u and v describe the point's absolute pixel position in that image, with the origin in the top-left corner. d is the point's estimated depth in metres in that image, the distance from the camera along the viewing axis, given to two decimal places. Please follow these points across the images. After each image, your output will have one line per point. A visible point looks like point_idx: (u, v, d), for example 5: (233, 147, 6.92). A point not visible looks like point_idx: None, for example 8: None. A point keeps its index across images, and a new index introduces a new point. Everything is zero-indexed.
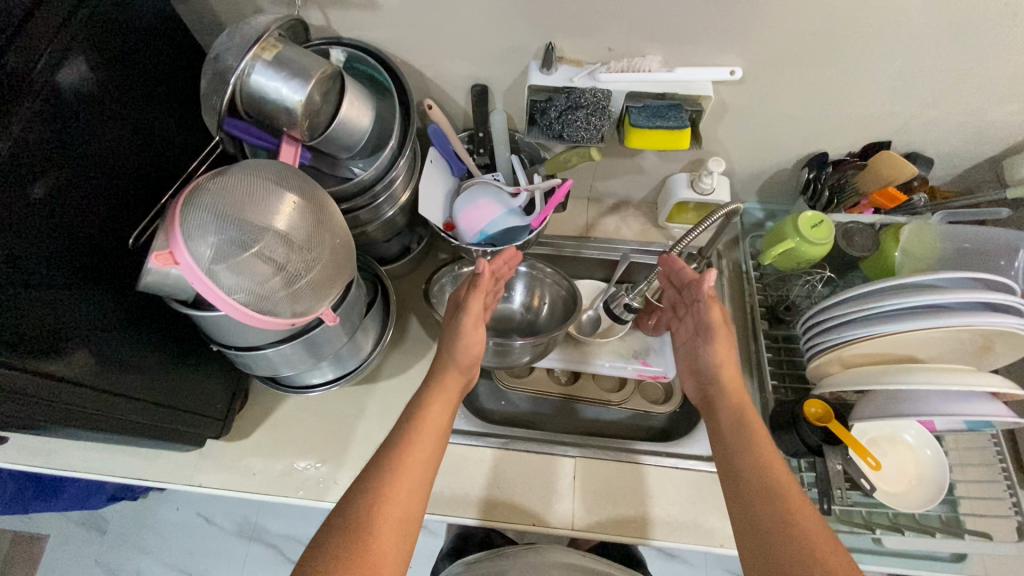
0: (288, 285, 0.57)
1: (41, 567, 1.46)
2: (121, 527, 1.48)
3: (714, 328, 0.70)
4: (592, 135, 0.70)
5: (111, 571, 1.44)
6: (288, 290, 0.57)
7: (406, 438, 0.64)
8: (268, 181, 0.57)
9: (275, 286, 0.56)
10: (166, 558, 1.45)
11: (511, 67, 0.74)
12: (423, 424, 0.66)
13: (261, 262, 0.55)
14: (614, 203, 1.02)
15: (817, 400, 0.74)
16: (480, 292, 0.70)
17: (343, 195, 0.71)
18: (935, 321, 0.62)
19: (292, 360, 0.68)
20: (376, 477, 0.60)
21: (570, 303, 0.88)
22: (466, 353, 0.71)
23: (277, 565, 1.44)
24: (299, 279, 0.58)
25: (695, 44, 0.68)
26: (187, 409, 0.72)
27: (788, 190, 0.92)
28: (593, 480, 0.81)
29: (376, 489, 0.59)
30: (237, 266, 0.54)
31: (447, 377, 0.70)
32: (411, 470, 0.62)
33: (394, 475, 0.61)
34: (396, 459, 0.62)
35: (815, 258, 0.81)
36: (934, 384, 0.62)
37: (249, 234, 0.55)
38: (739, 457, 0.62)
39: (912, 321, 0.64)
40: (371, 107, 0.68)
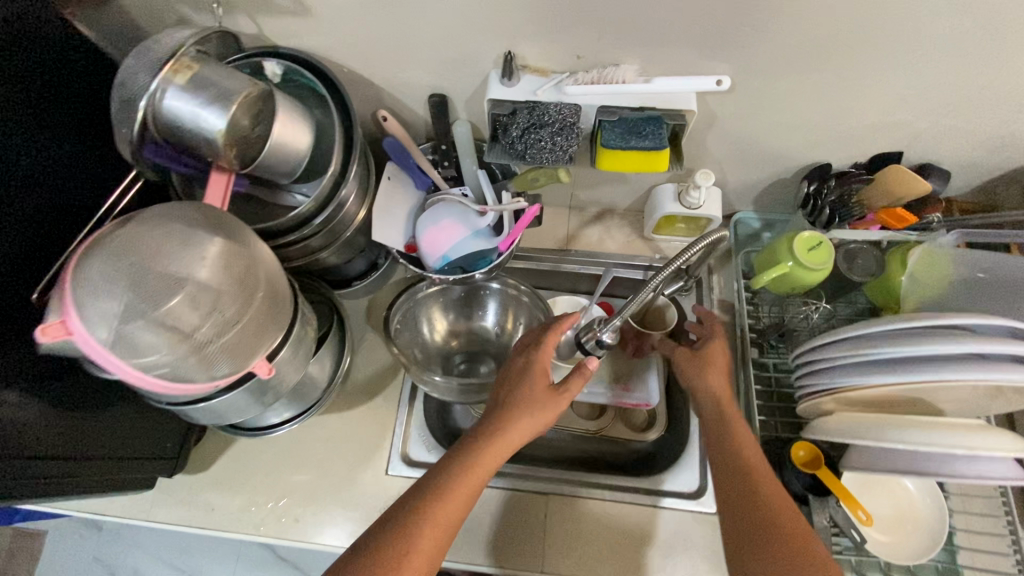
0: (199, 352, 0.50)
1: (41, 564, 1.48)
2: (114, 535, 1.48)
3: (706, 361, 0.70)
4: (558, 157, 0.64)
5: (109, 569, 1.46)
6: (200, 355, 0.50)
7: (447, 488, 0.61)
8: (178, 228, 0.51)
9: (179, 355, 0.49)
10: (162, 557, 1.46)
11: (471, 76, 0.66)
12: (454, 495, 0.60)
13: (164, 328, 0.48)
14: (598, 212, 0.93)
15: (807, 443, 0.69)
16: (581, 372, 0.67)
17: (281, 228, 0.64)
18: (924, 375, 0.56)
19: (238, 407, 0.63)
20: (402, 533, 0.58)
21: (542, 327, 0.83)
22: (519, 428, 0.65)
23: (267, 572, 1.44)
24: (213, 343, 0.51)
25: (675, 51, 0.59)
26: (130, 455, 0.67)
27: (787, 200, 0.84)
28: (565, 520, 0.76)
29: (405, 537, 0.57)
30: (139, 332, 0.47)
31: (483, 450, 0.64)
32: (443, 524, 0.59)
33: (426, 527, 0.58)
34: (411, 534, 0.57)
35: (812, 284, 0.73)
36: (924, 446, 0.56)
37: (150, 296, 0.48)
38: (727, 475, 0.62)
39: (895, 372, 0.58)
40: (309, 127, 0.61)
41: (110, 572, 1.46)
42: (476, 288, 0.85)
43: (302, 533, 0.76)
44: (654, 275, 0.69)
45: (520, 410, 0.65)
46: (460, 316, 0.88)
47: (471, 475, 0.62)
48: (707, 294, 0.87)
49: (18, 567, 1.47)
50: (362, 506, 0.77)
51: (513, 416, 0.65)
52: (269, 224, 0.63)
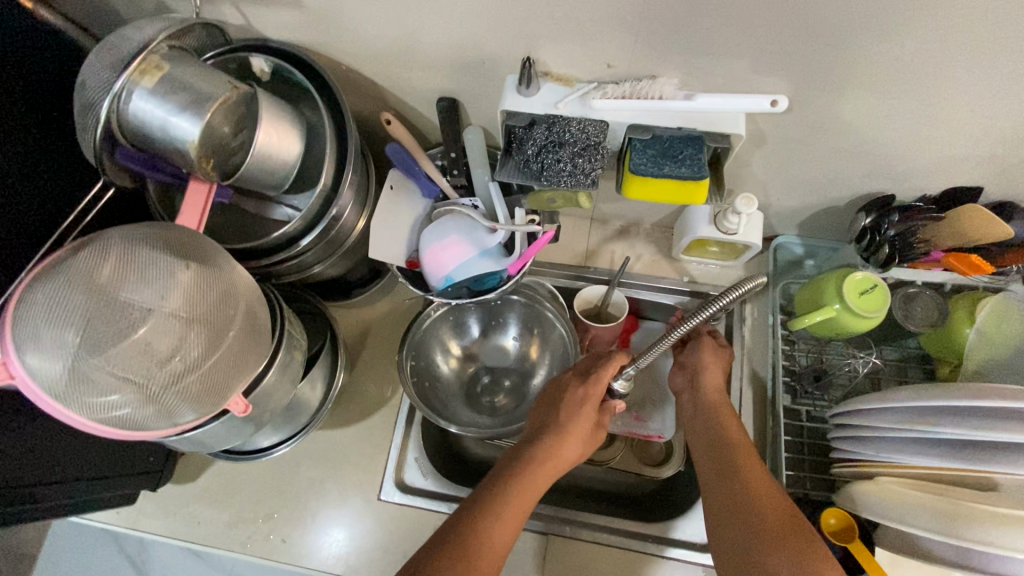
0: (153, 399, 0.45)
1: None
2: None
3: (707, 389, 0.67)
4: (579, 181, 0.55)
5: None
6: (154, 402, 0.45)
7: (504, 494, 0.56)
8: (142, 257, 0.46)
9: (131, 403, 0.44)
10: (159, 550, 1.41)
11: (485, 79, 0.58)
12: (509, 516, 0.55)
13: (118, 372, 0.44)
14: (622, 226, 0.85)
15: (839, 510, 0.61)
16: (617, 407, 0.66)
17: (273, 247, 0.58)
18: (952, 458, 0.51)
19: (217, 437, 0.58)
20: (456, 541, 0.52)
21: (568, 349, 0.77)
22: (569, 449, 0.61)
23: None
24: (170, 390, 0.46)
25: (723, 64, 0.50)
26: (108, 471, 0.64)
27: (837, 227, 0.74)
28: (564, 564, 0.70)
29: (458, 545, 0.52)
30: (90, 375, 0.43)
31: (530, 474, 0.58)
32: (500, 538, 0.54)
33: (482, 536, 0.53)
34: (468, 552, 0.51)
35: (860, 332, 0.65)
36: (941, 535, 0.49)
37: (106, 336, 0.44)
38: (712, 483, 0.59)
39: (923, 451, 0.52)
40: (299, 133, 0.54)
41: None
42: (495, 300, 0.79)
43: (287, 554, 0.73)
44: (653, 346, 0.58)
45: (566, 432, 0.62)
46: (478, 333, 0.82)
47: (530, 481, 0.58)
48: (737, 324, 0.79)
49: None
50: (349, 532, 0.73)
51: (562, 440, 0.61)
52: (255, 240, 0.57)
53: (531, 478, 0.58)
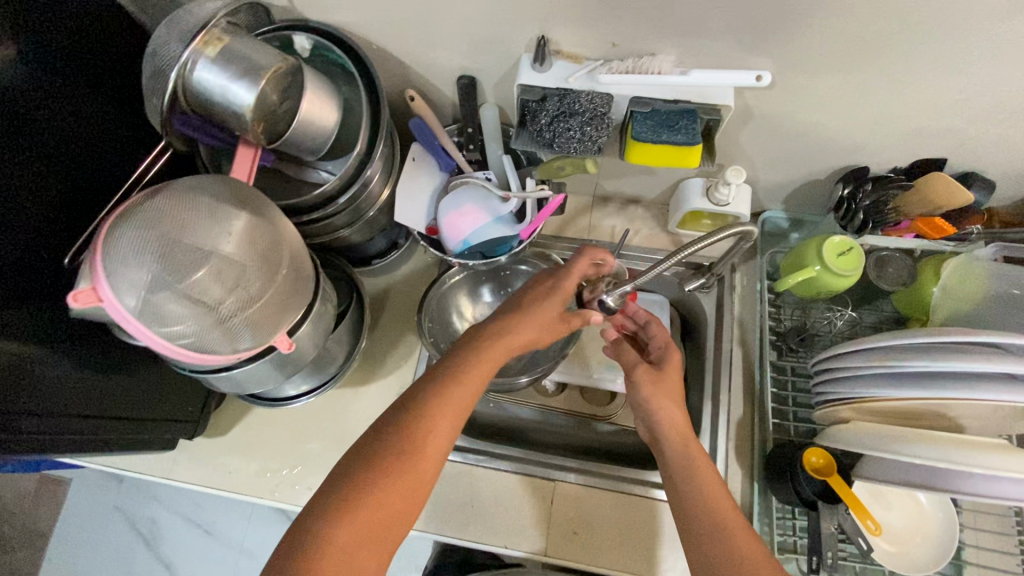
0: (220, 325, 0.51)
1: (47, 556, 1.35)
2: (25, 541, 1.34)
3: (663, 376, 0.68)
4: (586, 147, 0.62)
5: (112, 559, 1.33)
6: (222, 329, 0.51)
7: (451, 372, 0.59)
8: (208, 202, 0.51)
9: (200, 327, 0.50)
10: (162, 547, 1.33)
11: (502, 59, 0.65)
12: (464, 388, 0.58)
13: (191, 300, 0.49)
14: (621, 202, 0.91)
15: (819, 449, 0.68)
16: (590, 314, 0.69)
17: (310, 206, 0.64)
18: (921, 387, 0.59)
19: (257, 377, 0.63)
20: (409, 416, 0.56)
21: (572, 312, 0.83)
22: (522, 331, 0.63)
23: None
24: (235, 317, 0.51)
25: (714, 44, 0.57)
26: (152, 416, 0.70)
27: (818, 201, 0.81)
28: (571, 506, 0.77)
29: (407, 419, 0.55)
30: (167, 301, 0.48)
31: (488, 349, 0.61)
32: (446, 408, 0.57)
33: (430, 410, 0.56)
34: (421, 428, 0.55)
35: (839, 290, 0.72)
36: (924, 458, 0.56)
37: (178, 269, 0.49)
38: (680, 484, 0.61)
39: (897, 384, 0.61)
40: (338, 104, 0.61)
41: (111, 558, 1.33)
42: (505, 268, 0.86)
43: None
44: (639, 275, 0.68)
45: (524, 320, 0.63)
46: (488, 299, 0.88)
47: (479, 361, 0.60)
48: (728, 292, 0.86)
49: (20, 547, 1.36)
50: None
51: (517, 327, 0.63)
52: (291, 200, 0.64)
53: (479, 357, 0.60)
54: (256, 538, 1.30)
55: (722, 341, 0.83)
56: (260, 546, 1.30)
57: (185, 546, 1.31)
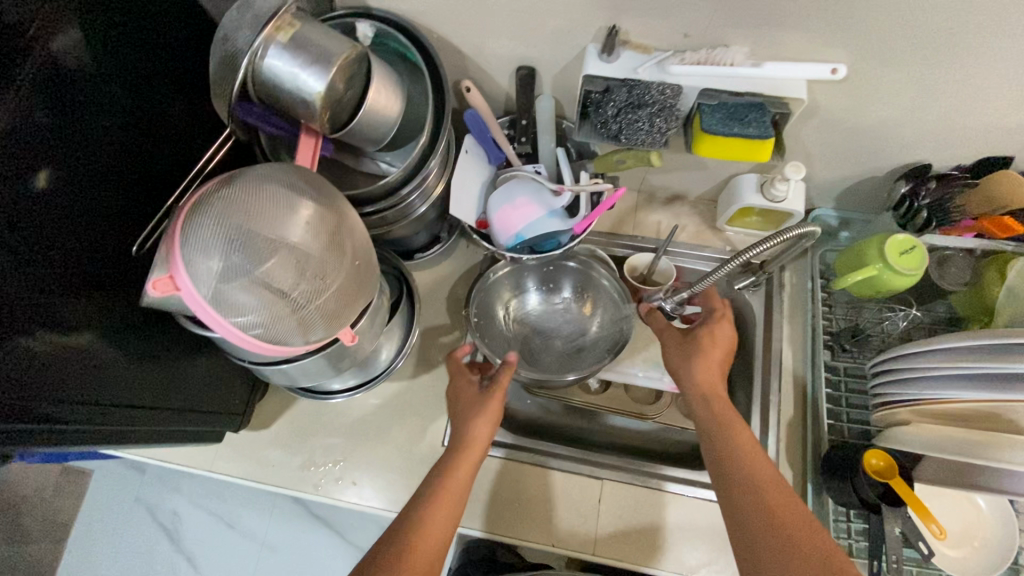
0: (292, 315, 0.50)
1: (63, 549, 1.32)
2: (42, 532, 1.32)
3: (701, 344, 0.67)
4: (654, 139, 0.62)
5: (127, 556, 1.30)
6: (295, 318, 0.50)
7: (444, 467, 0.62)
8: (281, 189, 0.50)
9: (274, 317, 0.49)
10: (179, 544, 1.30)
11: (566, 49, 0.64)
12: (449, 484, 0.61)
13: (265, 289, 0.48)
14: (667, 198, 0.90)
15: (880, 451, 0.67)
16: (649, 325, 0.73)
17: (368, 196, 0.63)
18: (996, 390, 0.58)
19: (311, 372, 0.61)
20: (413, 512, 0.59)
21: (622, 310, 0.82)
22: (484, 416, 0.65)
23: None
24: (308, 307, 0.50)
25: (791, 36, 0.56)
26: (201, 409, 0.69)
27: (872, 199, 0.80)
28: (619, 505, 0.75)
29: (418, 508, 0.59)
30: (243, 290, 0.47)
31: (471, 429, 0.65)
32: (451, 491, 0.60)
33: (434, 502, 0.59)
34: (420, 525, 0.57)
35: (899, 288, 0.71)
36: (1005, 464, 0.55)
37: (254, 257, 0.47)
38: (720, 442, 0.59)
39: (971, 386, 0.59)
40: (401, 95, 0.60)
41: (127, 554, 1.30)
42: (553, 264, 0.85)
43: (356, 496, 0.77)
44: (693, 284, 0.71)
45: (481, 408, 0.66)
46: (534, 294, 0.87)
47: (463, 443, 0.64)
48: (777, 290, 0.84)
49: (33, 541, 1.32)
50: (414, 476, 0.78)
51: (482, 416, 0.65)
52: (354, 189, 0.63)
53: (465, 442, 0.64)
54: (279, 533, 1.29)
55: (771, 340, 0.82)
56: (283, 541, 1.29)
57: (207, 541, 1.29)
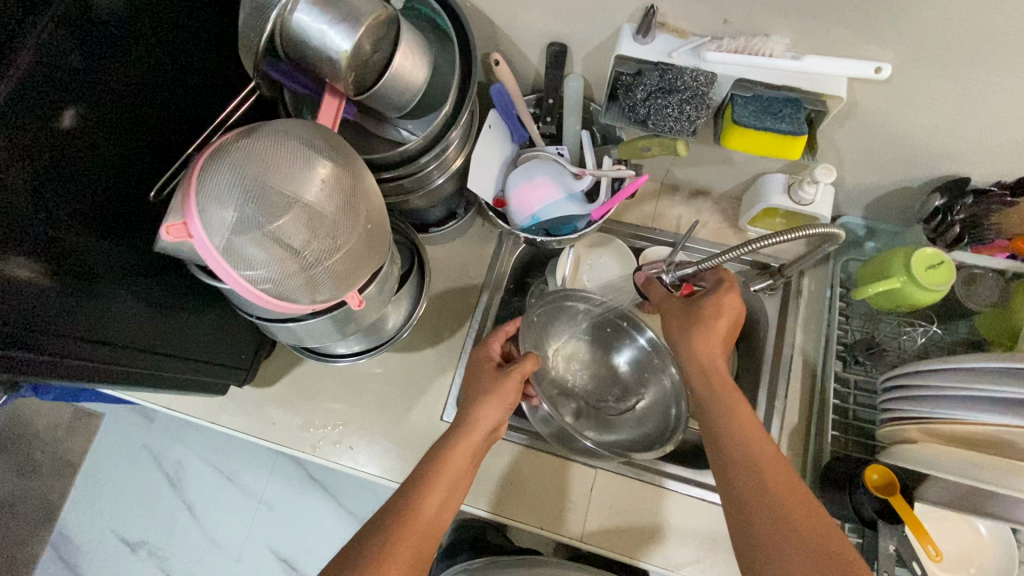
0: (302, 273, 0.50)
1: (70, 488, 1.36)
2: (52, 469, 1.37)
3: (704, 316, 0.64)
4: (682, 127, 0.60)
5: (132, 499, 1.34)
6: (304, 277, 0.50)
7: (451, 435, 0.63)
8: (300, 146, 0.49)
9: (281, 273, 0.49)
10: (181, 493, 1.34)
11: (600, 28, 0.62)
12: (450, 461, 0.61)
13: (276, 244, 0.48)
14: (690, 193, 0.88)
15: (881, 467, 0.65)
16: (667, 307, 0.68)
17: (386, 163, 0.62)
18: (1011, 416, 0.56)
19: (317, 334, 0.61)
20: (414, 485, 0.60)
21: (668, 423, 0.77)
22: (494, 402, 0.65)
23: (220, 544, 1.30)
24: (318, 266, 0.50)
25: (836, 30, 0.53)
26: (208, 361, 0.70)
27: (903, 210, 0.77)
28: (611, 496, 0.75)
29: (420, 481, 0.60)
30: (255, 243, 0.47)
31: (483, 405, 0.65)
32: (452, 466, 0.61)
33: (435, 474, 0.60)
34: (416, 500, 0.58)
35: (922, 304, 0.69)
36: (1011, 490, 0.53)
37: (269, 210, 0.47)
38: (717, 428, 0.59)
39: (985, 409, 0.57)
40: (427, 62, 0.59)
41: (131, 497, 1.34)
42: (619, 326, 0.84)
43: (353, 460, 0.78)
44: (703, 261, 0.66)
45: (490, 394, 0.66)
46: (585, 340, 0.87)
47: (473, 420, 0.64)
48: (794, 296, 0.82)
49: (41, 478, 1.37)
50: (410, 447, 0.79)
51: (490, 401, 0.65)
52: (396, 168, 0.63)
53: (472, 421, 0.64)
54: (277, 491, 1.32)
55: (782, 346, 0.80)
56: (280, 500, 1.31)
57: (208, 492, 1.33)
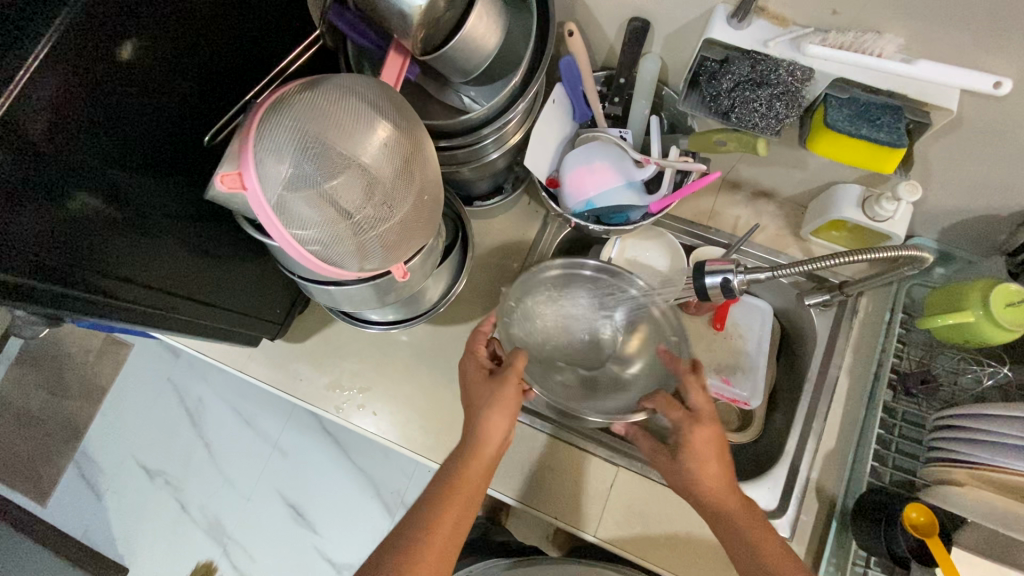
0: (352, 239, 0.48)
1: (98, 411, 1.41)
2: (83, 389, 1.42)
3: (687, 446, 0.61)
4: (767, 123, 0.56)
5: (153, 428, 1.39)
6: (353, 243, 0.48)
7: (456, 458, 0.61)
8: (364, 104, 0.47)
9: (330, 236, 0.47)
10: (200, 429, 1.37)
11: (690, 7, 0.57)
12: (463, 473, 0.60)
13: (330, 207, 0.46)
14: (751, 193, 0.83)
15: (923, 506, 0.62)
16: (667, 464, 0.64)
17: (443, 131, 0.60)
18: None
19: (356, 300, 0.60)
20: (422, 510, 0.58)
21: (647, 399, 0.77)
22: (496, 418, 0.62)
23: (233, 482, 1.34)
24: (369, 233, 0.48)
25: (958, 36, 0.48)
26: (247, 312, 0.70)
27: (987, 239, 0.71)
28: (630, 495, 0.73)
29: (426, 507, 0.58)
30: (309, 204, 0.45)
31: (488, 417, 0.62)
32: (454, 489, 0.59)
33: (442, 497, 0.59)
34: (428, 523, 0.57)
35: (994, 343, 0.64)
36: None
37: (326, 169, 0.45)
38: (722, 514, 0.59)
39: None
40: (501, 27, 0.55)
41: (153, 427, 1.39)
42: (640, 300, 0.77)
43: (374, 425, 0.78)
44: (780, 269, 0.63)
45: (493, 406, 0.62)
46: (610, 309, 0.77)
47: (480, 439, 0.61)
48: (848, 315, 0.78)
49: (72, 397, 1.41)
50: (432, 420, 0.78)
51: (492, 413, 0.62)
52: (450, 135, 0.61)
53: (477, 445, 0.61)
54: (292, 438, 1.35)
55: (827, 366, 0.76)
56: (294, 448, 1.34)
57: (227, 431, 1.36)
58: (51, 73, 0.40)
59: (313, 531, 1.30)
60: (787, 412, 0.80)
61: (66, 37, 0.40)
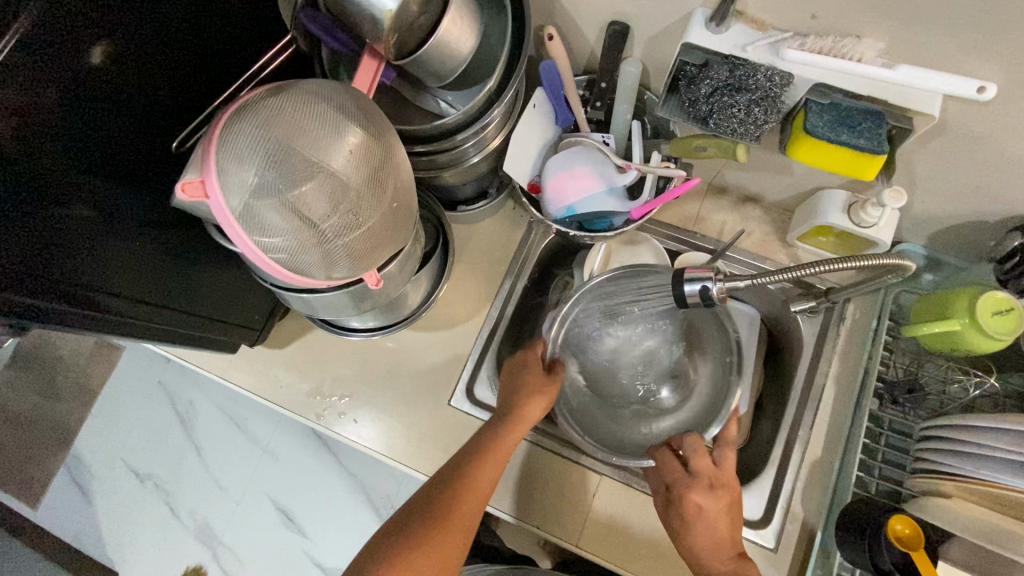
0: (319, 247, 0.47)
1: (87, 416, 1.40)
2: (72, 394, 1.41)
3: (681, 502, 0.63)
4: (745, 130, 0.57)
5: (143, 433, 1.38)
6: (320, 252, 0.47)
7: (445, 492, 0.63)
8: (332, 109, 0.46)
9: (296, 245, 0.46)
10: (190, 433, 1.37)
11: (670, 11, 0.56)
12: (444, 520, 0.61)
13: (295, 215, 0.45)
14: (738, 198, 0.82)
15: (908, 517, 0.61)
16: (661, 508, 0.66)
17: (419, 136, 0.59)
18: None
19: (332, 308, 0.59)
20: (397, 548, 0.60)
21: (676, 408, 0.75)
22: (486, 469, 0.64)
23: (222, 487, 1.33)
24: (336, 242, 0.47)
25: (941, 41, 0.47)
26: (224, 319, 0.69)
27: (975, 245, 0.70)
28: (613, 504, 0.72)
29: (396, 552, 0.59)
30: (274, 212, 0.44)
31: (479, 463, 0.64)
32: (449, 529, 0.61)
33: (420, 542, 0.60)
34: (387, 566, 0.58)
35: (980, 351, 0.63)
36: None
37: (292, 177, 0.44)
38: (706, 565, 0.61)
39: None
40: (477, 31, 0.54)
41: (143, 431, 1.38)
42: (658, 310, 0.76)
43: (356, 433, 0.77)
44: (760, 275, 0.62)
45: (481, 461, 0.64)
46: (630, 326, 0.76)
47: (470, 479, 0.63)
48: (835, 322, 0.77)
49: (61, 402, 1.40)
50: (415, 427, 0.77)
51: (464, 491, 0.62)
52: (427, 140, 0.60)
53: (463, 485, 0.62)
54: (282, 443, 1.34)
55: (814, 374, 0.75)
56: (284, 453, 1.33)
57: (217, 436, 1.36)
58: (8, 80, 0.39)
59: (303, 536, 1.30)
60: (773, 420, 0.79)
61: (26, 43, 0.39)
